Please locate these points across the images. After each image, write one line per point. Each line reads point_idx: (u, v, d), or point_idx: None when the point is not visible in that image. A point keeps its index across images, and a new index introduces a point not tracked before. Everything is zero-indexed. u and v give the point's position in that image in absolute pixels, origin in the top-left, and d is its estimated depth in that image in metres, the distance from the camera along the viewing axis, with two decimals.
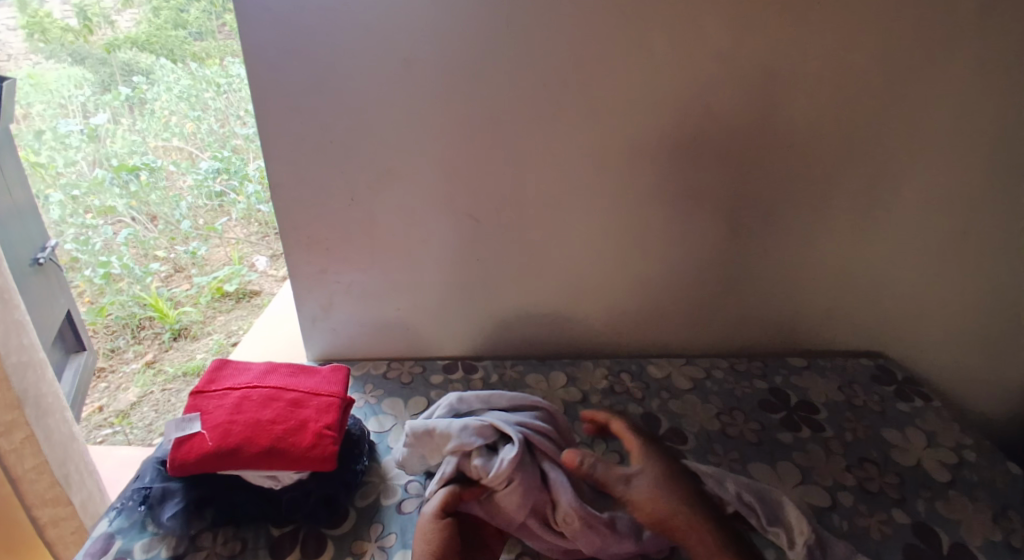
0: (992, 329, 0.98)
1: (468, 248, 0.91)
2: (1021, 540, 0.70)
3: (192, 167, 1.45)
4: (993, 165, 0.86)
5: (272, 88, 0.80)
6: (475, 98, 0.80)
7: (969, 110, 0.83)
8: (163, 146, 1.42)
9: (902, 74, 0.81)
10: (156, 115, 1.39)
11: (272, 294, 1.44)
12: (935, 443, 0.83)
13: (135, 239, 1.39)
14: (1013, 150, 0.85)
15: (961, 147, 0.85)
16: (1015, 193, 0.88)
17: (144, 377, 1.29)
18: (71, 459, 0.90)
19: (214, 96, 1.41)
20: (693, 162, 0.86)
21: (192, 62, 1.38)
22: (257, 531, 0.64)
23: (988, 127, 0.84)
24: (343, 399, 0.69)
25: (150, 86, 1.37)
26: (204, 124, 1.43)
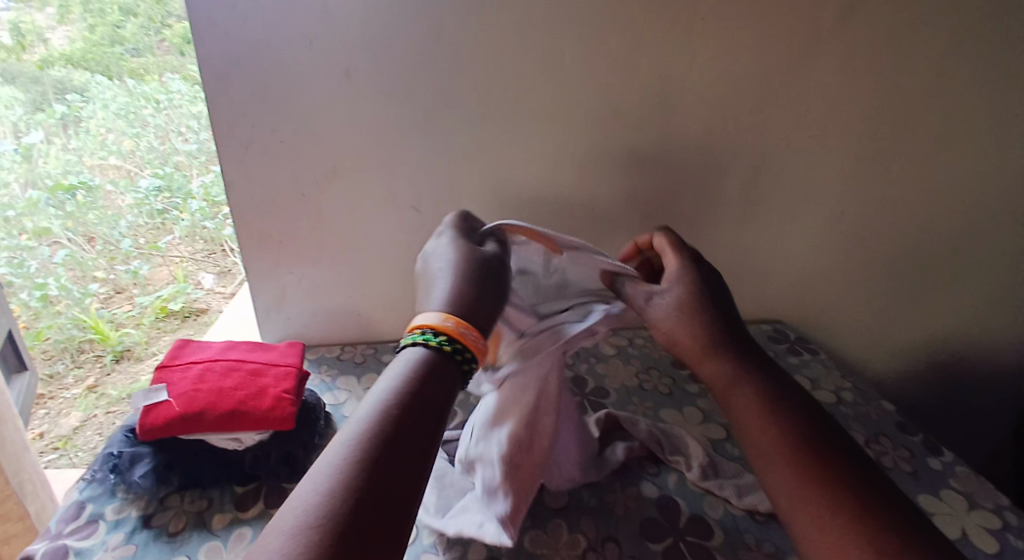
0: (883, 296, 1.10)
1: (412, 238, 1.00)
2: (889, 459, 0.84)
3: (131, 186, 1.51)
4: (870, 152, 0.97)
5: (222, 95, 0.87)
6: (408, 103, 0.90)
7: (845, 104, 0.93)
8: (100, 165, 1.49)
9: (784, 72, 0.91)
10: (91, 133, 1.46)
11: (219, 311, 1.48)
12: (818, 387, 0.97)
13: (73, 260, 1.48)
14: (884, 139, 0.95)
15: (839, 136, 0.96)
16: (888, 176, 0.98)
17: (86, 402, 1.35)
18: (24, 469, 0.99)
19: (152, 112, 1.46)
20: (608, 157, 0.97)
21: (129, 78, 1.44)
22: (223, 490, 0.72)
23: (861, 118, 0.94)
24: (299, 369, 0.77)
25: (84, 104, 1.45)
26: (144, 141, 1.49)
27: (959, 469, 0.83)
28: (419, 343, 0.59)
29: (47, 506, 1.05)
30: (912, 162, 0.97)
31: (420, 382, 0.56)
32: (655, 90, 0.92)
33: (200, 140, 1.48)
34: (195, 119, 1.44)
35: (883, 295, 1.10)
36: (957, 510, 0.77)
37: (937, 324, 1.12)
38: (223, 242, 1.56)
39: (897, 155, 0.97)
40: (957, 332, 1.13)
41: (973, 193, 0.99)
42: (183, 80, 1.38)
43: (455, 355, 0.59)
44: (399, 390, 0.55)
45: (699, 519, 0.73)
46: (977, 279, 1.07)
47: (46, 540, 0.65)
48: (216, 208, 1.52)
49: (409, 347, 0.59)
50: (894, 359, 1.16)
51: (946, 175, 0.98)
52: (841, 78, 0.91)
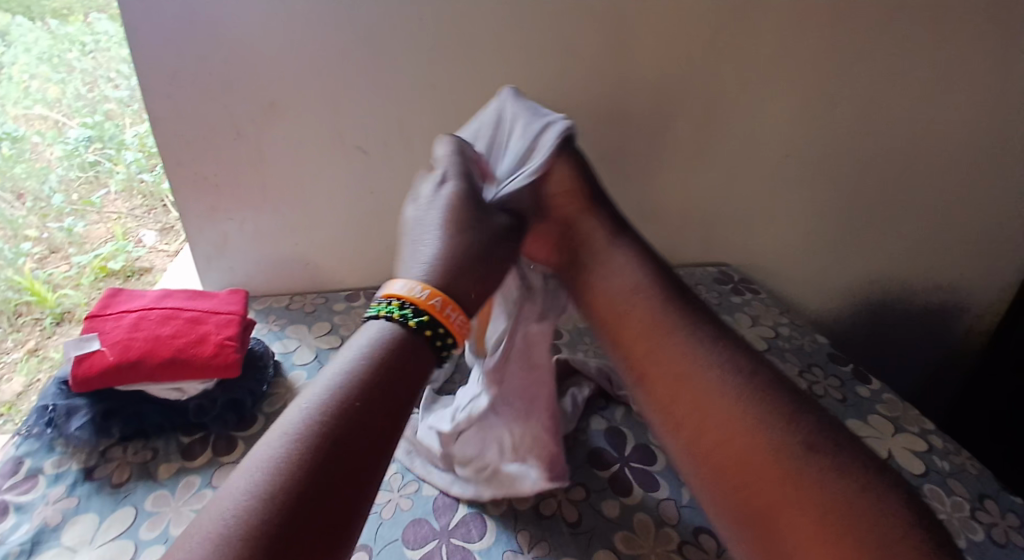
0: (823, 237, 1.14)
1: (358, 180, 0.98)
2: (820, 387, 0.90)
3: (59, 137, 1.39)
4: (815, 91, 0.98)
5: (141, 21, 0.82)
6: (348, 36, 0.86)
7: (792, 42, 0.93)
8: (25, 115, 1.35)
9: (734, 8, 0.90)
10: (13, 81, 1.33)
11: (164, 269, 1.42)
12: (758, 322, 1.02)
13: (1, 217, 1.31)
14: (827, 79, 0.97)
15: (785, 76, 0.96)
16: (831, 116, 1.00)
17: (28, 366, 1.26)
18: None
19: (78, 56, 1.37)
20: (557, 96, 0.95)
21: (52, 21, 1.37)
22: (167, 440, 0.71)
23: (808, 57, 0.94)
24: (242, 316, 0.77)
25: (6, 49, 1.33)
26: (70, 88, 1.39)
27: (887, 396, 0.89)
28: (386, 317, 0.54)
29: None
30: (850, 103, 0.99)
31: (393, 363, 0.51)
32: (603, 26, 0.90)
33: (131, 87, 1.38)
34: (124, 63, 1.35)
35: (820, 235, 1.14)
36: (884, 434, 0.82)
37: (870, 262, 1.17)
38: (163, 197, 1.48)
39: (842, 96, 0.98)
40: (888, 270, 1.18)
41: (908, 133, 1.02)
42: (108, 20, 1.34)
43: (433, 337, 0.54)
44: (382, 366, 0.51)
45: (644, 448, 0.77)
46: (908, 219, 1.12)
47: None
48: (152, 161, 1.43)
49: (376, 321, 0.54)
50: (829, 296, 1.22)
51: (884, 116, 1.00)
52: (785, 14, 0.91)
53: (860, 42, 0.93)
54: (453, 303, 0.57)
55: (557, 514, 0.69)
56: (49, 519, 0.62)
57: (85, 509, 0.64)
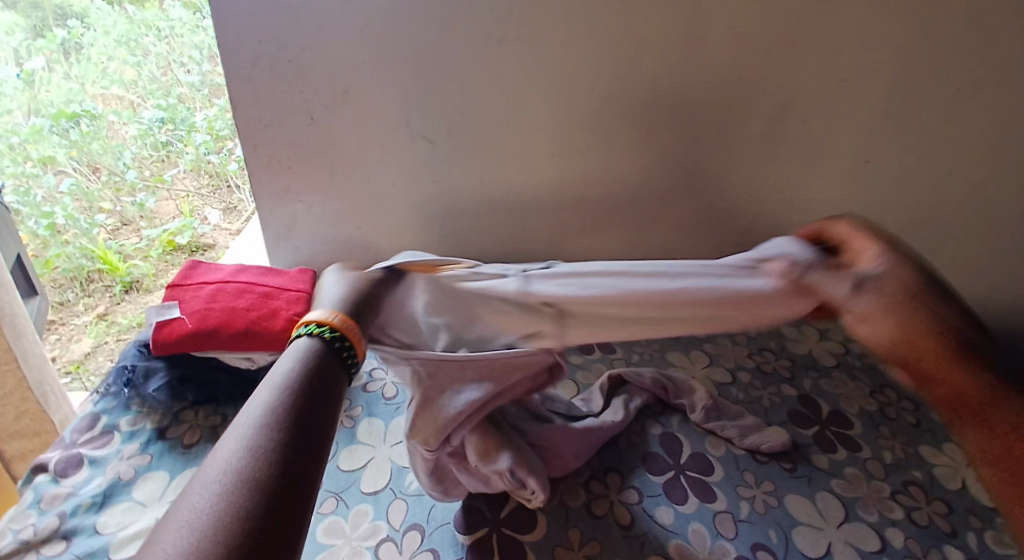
0: (900, 252, 1.08)
1: (423, 169, 0.99)
2: (893, 409, 0.85)
3: (134, 117, 1.51)
4: (902, 99, 0.93)
5: (229, 6, 0.85)
6: (421, 23, 0.87)
7: (879, 47, 0.89)
8: (103, 95, 1.48)
9: (820, 7, 0.86)
10: (92, 63, 1.44)
11: (226, 247, 1.50)
12: (825, 337, 0.98)
13: (78, 190, 1.46)
14: (917, 86, 0.92)
15: (870, 80, 0.92)
16: (918, 124, 0.95)
17: (96, 329, 1.38)
18: (47, 380, 1.00)
19: (154, 42, 1.48)
20: (626, 92, 0.94)
21: (130, 6, 1.47)
22: (236, 407, 0.74)
23: (897, 62, 0.90)
24: (311, 294, 0.79)
25: (86, 30, 1.41)
26: (145, 71, 1.50)
27: None
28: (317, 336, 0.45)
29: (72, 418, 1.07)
30: (936, 112, 0.94)
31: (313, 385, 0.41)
32: (678, 23, 0.88)
33: (203, 72, 1.52)
34: (196, 49, 1.48)
35: None
36: (959, 463, 0.78)
37: (950, 281, 1.10)
38: (228, 177, 1.58)
39: (931, 105, 0.93)
40: (969, 291, 1.11)
41: (998, 147, 0.96)
42: (182, 8, 1.44)
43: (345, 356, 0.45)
44: (294, 372, 0.41)
45: (701, 457, 0.75)
46: (993, 240, 1.04)
47: (60, 448, 0.68)
48: (220, 143, 1.56)
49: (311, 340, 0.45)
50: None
51: (972, 126, 0.95)
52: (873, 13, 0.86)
53: (951, 47, 0.88)
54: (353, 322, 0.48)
55: (609, 514, 0.68)
56: (124, 473, 0.66)
57: (157, 468, 0.67)
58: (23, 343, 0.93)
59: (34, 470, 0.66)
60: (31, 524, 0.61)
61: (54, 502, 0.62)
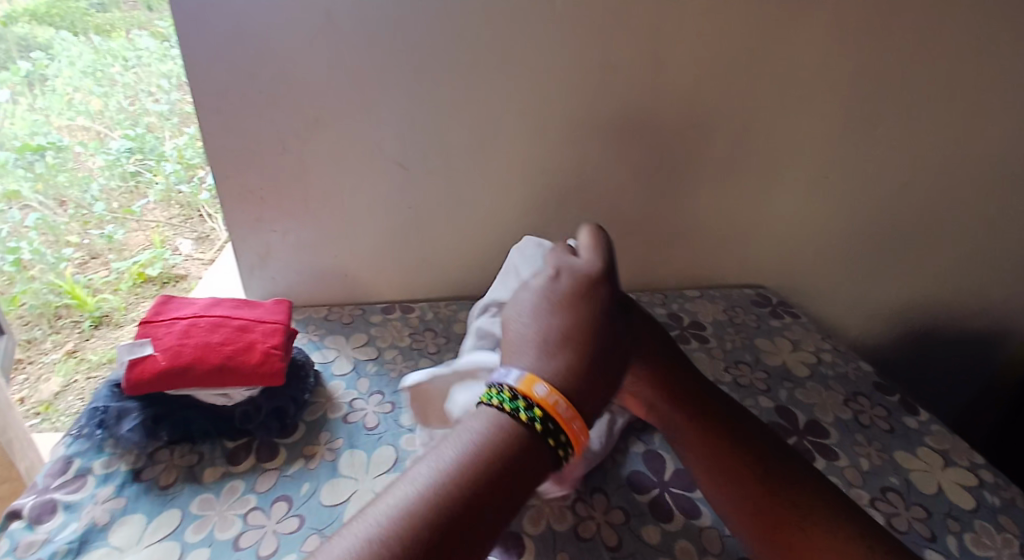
0: (866, 260, 1.12)
1: (398, 195, 1.00)
2: (866, 416, 0.87)
3: (101, 147, 1.51)
4: (860, 115, 0.97)
5: (197, 41, 0.85)
6: (392, 53, 0.88)
7: (835, 66, 0.93)
8: (68, 126, 1.50)
9: (778, 30, 0.90)
10: (58, 93, 1.49)
11: (198, 277, 1.43)
12: (799, 347, 1.01)
13: (44, 224, 1.44)
14: (874, 102, 0.96)
15: (829, 98, 0.96)
16: (877, 138, 0.99)
17: (66, 367, 1.33)
18: (10, 426, 0.97)
19: (120, 71, 1.52)
20: (596, 115, 0.96)
21: (95, 36, 1.53)
22: (213, 445, 0.73)
23: (853, 81, 0.94)
24: (286, 325, 0.79)
25: (50, 62, 1.49)
26: (113, 100, 1.53)
27: (934, 427, 0.86)
28: (492, 403, 0.56)
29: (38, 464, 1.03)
30: (891, 126, 0.98)
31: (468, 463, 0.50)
32: (643, 47, 0.90)
33: (171, 100, 1.54)
34: (164, 77, 1.52)
35: (861, 259, 1.12)
36: (933, 467, 0.80)
37: (913, 286, 1.14)
38: (200, 207, 1.53)
39: (888, 120, 0.97)
40: (931, 295, 1.15)
41: (948, 157, 1.00)
42: (149, 36, 1.51)
43: (546, 436, 0.54)
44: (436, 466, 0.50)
45: (684, 475, 0.76)
46: (949, 245, 1.09)
47: (33, 493, 0.66)
48: (191, 171, 1.54)
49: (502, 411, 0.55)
50: (868, 321, 1.19)
51: (925, 139, 0.99)
52: (828, 36, 0.90)
53: (902, 65, 0.93)
54: (576, 415, 0.56)
55: (597, 536, 0.68)
56: (99, 519, 0.64)
57: (133, 511, 0.65)
58: None
59: (8, 516, 0.63)
60: None
61: (30, 549, 0.60)
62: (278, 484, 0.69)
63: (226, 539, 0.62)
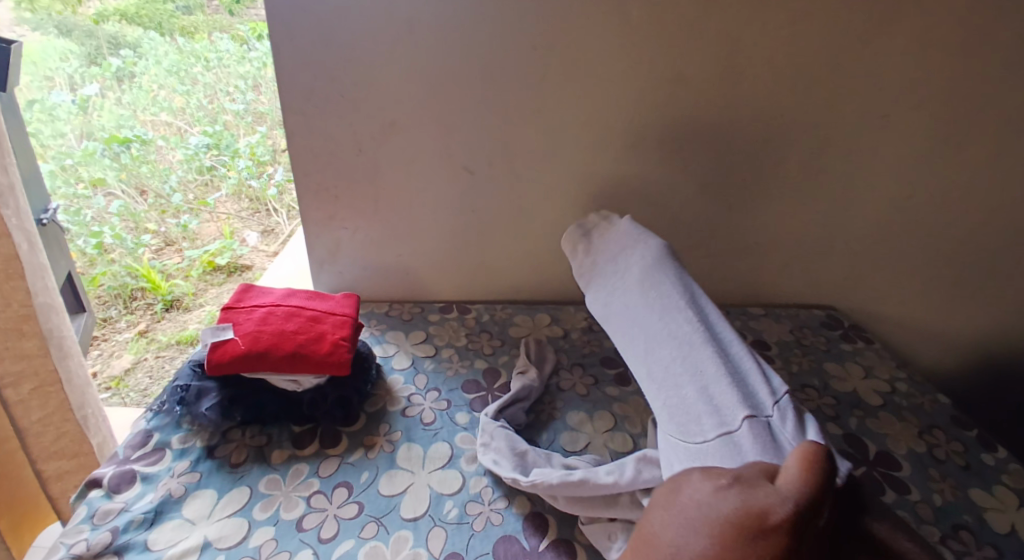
0: (943, 286, 1.06)
1: (463, 198, 1.02)
2: (942, 451, 0.83)
3: (181, 142, 1.60)
4: (946, 134, 0.93)
5: (288, 45, 0.90)
6: (467, 60, 0.90)
7: (922, 84, 0.89)
8: (152, 121, 1.58)
9: (862, 44, 0.87)
10: (143, 90, 1.54)
11: (262, 268, 1.58)
12: (870, 374, 0.97)
13: (126, 211, 1.53)
14: (962, 121, 0.91)
15: (912, 116, 0.92)
16: (963, 159, 0.94)
17: (136, 345, 1.41)
18: (88, 402, 1.03)
19: (202, 70, 1.61)
20: (666, 126, 0.95)
21: (179, 37, 1.57)
22: (281, 428, 0.76)
23: (941, 98, 0.90)
24: (354, 319, 0.83)
25: (138, 59, 1.52)
26: (193, 99, 1.62)
27: (1015, 466, 0.81)
28: None
29: (109, 440, 1.10)
30: (981, 146, 0.93)
31: None
32: (718, 58, 0.89)
33: (246, 101, 1.65)
34: (242, 78, 1.62)
35: (939, 284, 1.06)
36: (1010, 507, 0.75)
37: (995, 316, 1.08)
38: (266, 202, 1.70)
39: (976, 140, 0.93)
40: (1016, 327, 1.08)
41: None
42: (229, 40, 1.59)
43: None
44: None
45: None
46: None
47: (114, 464, 0.71)
48: (262, 168, 1.68)
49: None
50: (943, 351, 1.13)
51: (1019, 161, 0.93)
52: (916, 51, 0.87)
53: (997, 83, 0.88)
54: None
55: None
56: (174, 491, 0.68)
57: (205, 486, 0.69)
58: (68, 366, 0.98)
59: (88, 485, 0.68)
60: (85, 539, 0.62)
61: (106, 518, 0.65)
62: (339, 470, 0.71)
63: (290, 519, 0.65)
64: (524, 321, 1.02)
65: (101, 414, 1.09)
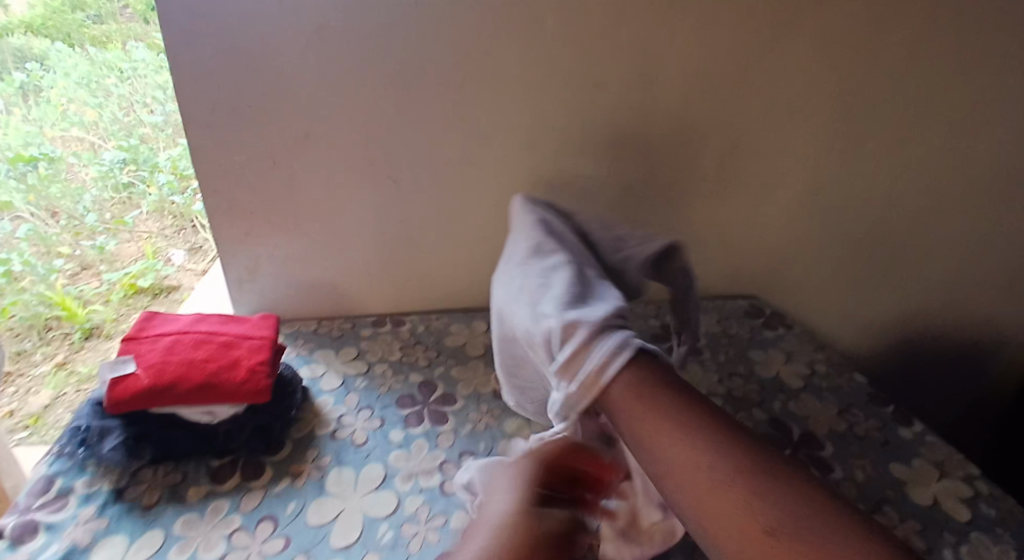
0: (857, 271, 1.12)
1: (388, 208, 0.99)
2: (861, 428, 0.87)
3: (94, 158, 1.49)
4: (850, 127, 0.97)
5: (186, 55, 0.85)
6: (382, 67, 0.88)
7: (826, 80, 0.93)
8: (62, 137, 1.44)
9: (769, 44, 0.90)
10: (51, 104, 1.41)
11: (190, 288, 1.49)
12: (792, 359, 1.00)
13: (36, 235, 1.40)
14: (864, 115, 0.96)
15: (819, 111, 0.96)
16: (867, 150, 0.99)
17: (56, 379, 1.31)
18: None
19: (115, 82, 1.45)
20: (587, 127, 0.95)
21: (91, 46, 1.40)
22: (197, 464, 0.72)
23: (843, 93, 0.94)
24: (273, 341, 0.78)
25: (45, 72, 1.37)
26: (107, 112, 1.49)
27: (929, 439, 0.86)
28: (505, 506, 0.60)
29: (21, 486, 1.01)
30: (884, 137, 0.98)
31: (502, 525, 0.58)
32: (635, 59, 0.90)
33: (165, 112, 1.48)
34: (159, 89, 1.43)
35: (855, 269, 1.11)
36: (927, 480, 0.79)
37: (906, 296, 1.14)
38: (190, 217, 1.60)
39: (877, 132, 0.97)
40: (924, 305, 1.14)
41: (941, 167, 1.00)
42: (144, 48, 1.34)
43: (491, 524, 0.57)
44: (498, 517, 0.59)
45: None
46: (943, 253, 1.09)
47: (15, 513, 0.64)
48: (184, 182, 1.56)
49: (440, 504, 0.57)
50: (862, 331, 1.19)
51: (917, 150, 0.99)
52: (819, 49, 0.90)
53: (894, 77, 0.93)
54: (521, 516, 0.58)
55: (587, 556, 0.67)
56: (80, 539, 0.62)
57: (116, 531, 0.64)
58: None
59: None
60: None
61: None
62: (263, 503, 0.67)
63: None
64: (460, 330, 1.00)
65: (11, 459, 1.00)
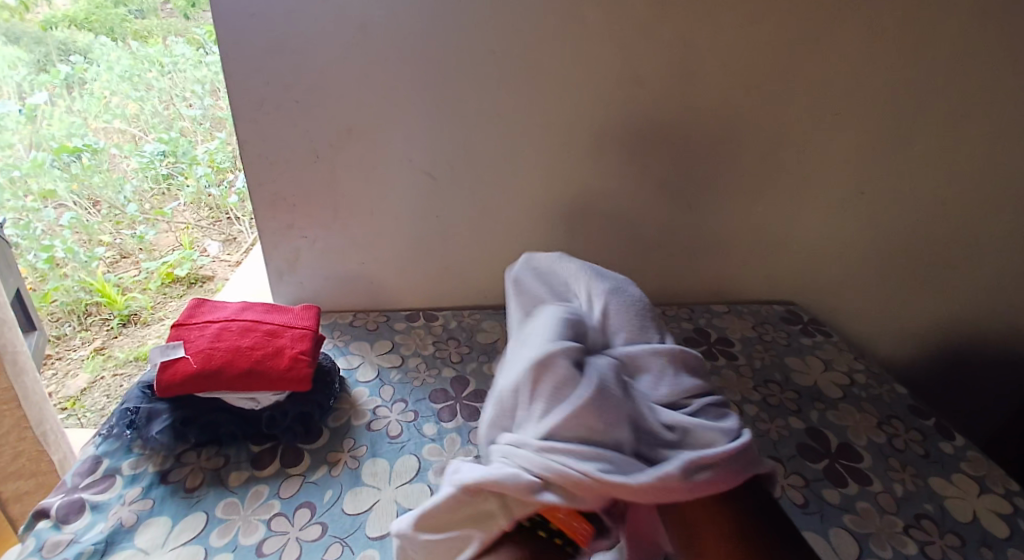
0: (898, 279, 1.09)
1: (425, 203, 1.00)
2: (902, 440, 0.85)
3: (136, 150, 1.52)
4: (896, 131, 0.95)
5: (235, 50, 0.87)
6: (425, 63, 0.88)
7: (872, 82, 0.91)
8: (104, 128, 1.48)
9: (814, 44, 0.88)
10: (95, 97, 1.43)
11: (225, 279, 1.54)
12: (830, 367, 0.98)
13: (78, 223, 1.44)
14: (911, 118, 0.94)
15: (864, 113, 0.94)
16: (913, 155, 0.97)
17: (93, 363, 1.36)
18: (46, 419, 0.97)
19: (157, 76, 1.51)
20: (625, 126, 0.95)
21: (133, 41, 1.46)
22: (238, 447, 0.73)
23: (890, 96, 0.92)
24: (314, 331, 0.80)
25: (89, 66, 1.40)
26: (148, 105, 1.53)
27: (971, 453, 0.83)
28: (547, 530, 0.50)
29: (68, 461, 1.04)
30: (931, 141, 0.95)
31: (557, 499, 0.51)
32: (674, 59, 0.89)
33: (204, 106, 1.58)
34: (199, 84, 1.54)
35: (896, 276, 1.09)
36: (968, 494, 0.77)
37: (948, 305, 1.11)
38: (227, 210, 1.64)
39: (924, 137, 0.95)
40: (968, 314, 1.11)
41: (989, 172, 0.97)
42: (185, 44, 1.49)
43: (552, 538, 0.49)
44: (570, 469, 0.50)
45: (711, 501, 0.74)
46: (989, 262, 1.05)
47: (62, 492, 0.67)
48: (221, 175, 1.62)
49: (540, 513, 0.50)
50: (902, 338, 1.16)
51: (965, 155, 0.96)
52: (866, 51, 0.89)
53: (943, 81, 0.90)
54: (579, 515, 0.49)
55: None
56: (125, 519, 0.65)
57: (159, 512, 0.66)
58: (23, 383, 0.91)
59: (35, 516, 0.64)
60: None
61: (56, 549, 0.61)
62: (301, 489, 0.69)
63: (249, 544, 0.63)
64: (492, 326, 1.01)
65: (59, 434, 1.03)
